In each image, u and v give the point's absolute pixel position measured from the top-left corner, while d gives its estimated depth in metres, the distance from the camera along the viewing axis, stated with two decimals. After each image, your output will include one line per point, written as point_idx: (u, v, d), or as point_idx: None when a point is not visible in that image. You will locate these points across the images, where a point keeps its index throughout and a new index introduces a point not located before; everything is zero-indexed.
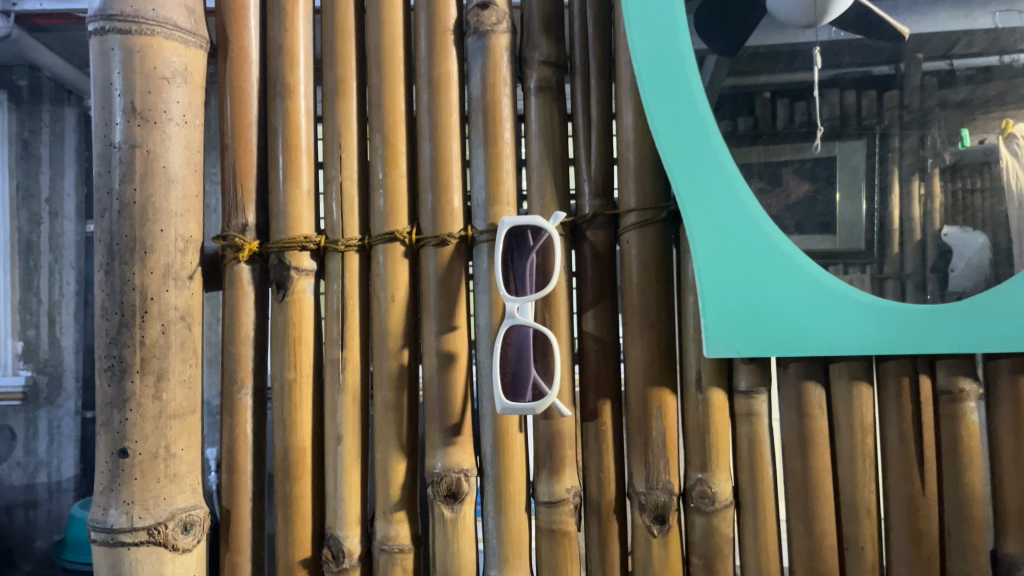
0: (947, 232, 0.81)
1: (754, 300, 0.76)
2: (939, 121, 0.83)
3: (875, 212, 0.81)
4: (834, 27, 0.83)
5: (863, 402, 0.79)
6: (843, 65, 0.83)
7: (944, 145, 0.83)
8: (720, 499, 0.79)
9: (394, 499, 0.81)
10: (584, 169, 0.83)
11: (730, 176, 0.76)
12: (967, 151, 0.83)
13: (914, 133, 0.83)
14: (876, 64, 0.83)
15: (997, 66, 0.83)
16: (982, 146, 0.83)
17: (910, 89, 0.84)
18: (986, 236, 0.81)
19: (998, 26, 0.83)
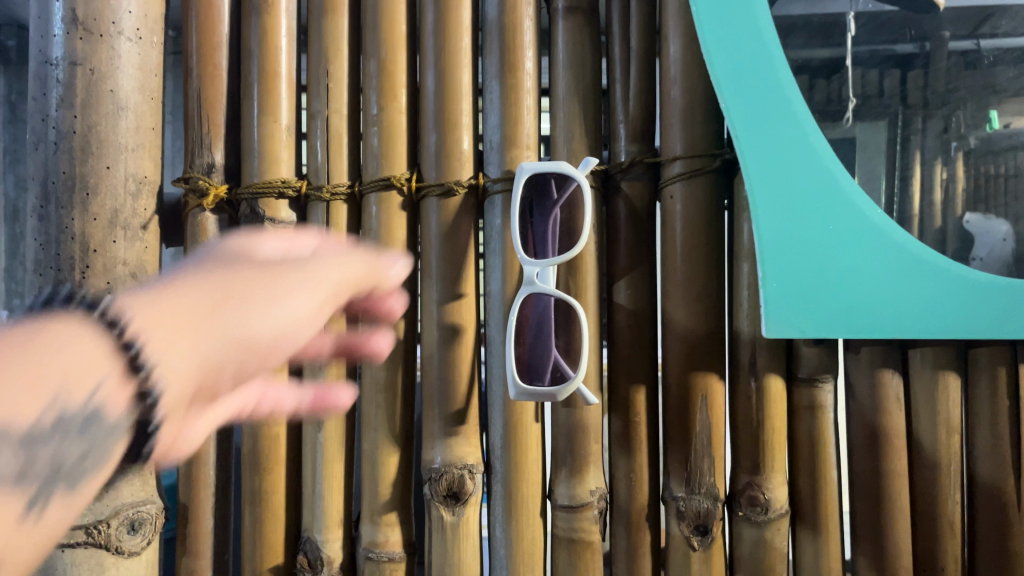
0: (968, 220, 0.67)
1: (825, 273, 0.62)
2: (965, 102, 0.70)
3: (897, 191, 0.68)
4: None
5: (948, 395, 0.66)
6: (866, 41, 0.71)
7: (969, 128, 0.70)
8: (774, 508, 0.66)
9: (383, 499, 0.67)
10: (620, 109, 0.69)
11: (800, 120, 0.62)
12: (991, 136, 0.68)
13: (937, 116, 0.71)
14: (899, 41, 0.71)
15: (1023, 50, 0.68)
16: (1005, 131, 0.68)
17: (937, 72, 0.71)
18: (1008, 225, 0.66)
19: None
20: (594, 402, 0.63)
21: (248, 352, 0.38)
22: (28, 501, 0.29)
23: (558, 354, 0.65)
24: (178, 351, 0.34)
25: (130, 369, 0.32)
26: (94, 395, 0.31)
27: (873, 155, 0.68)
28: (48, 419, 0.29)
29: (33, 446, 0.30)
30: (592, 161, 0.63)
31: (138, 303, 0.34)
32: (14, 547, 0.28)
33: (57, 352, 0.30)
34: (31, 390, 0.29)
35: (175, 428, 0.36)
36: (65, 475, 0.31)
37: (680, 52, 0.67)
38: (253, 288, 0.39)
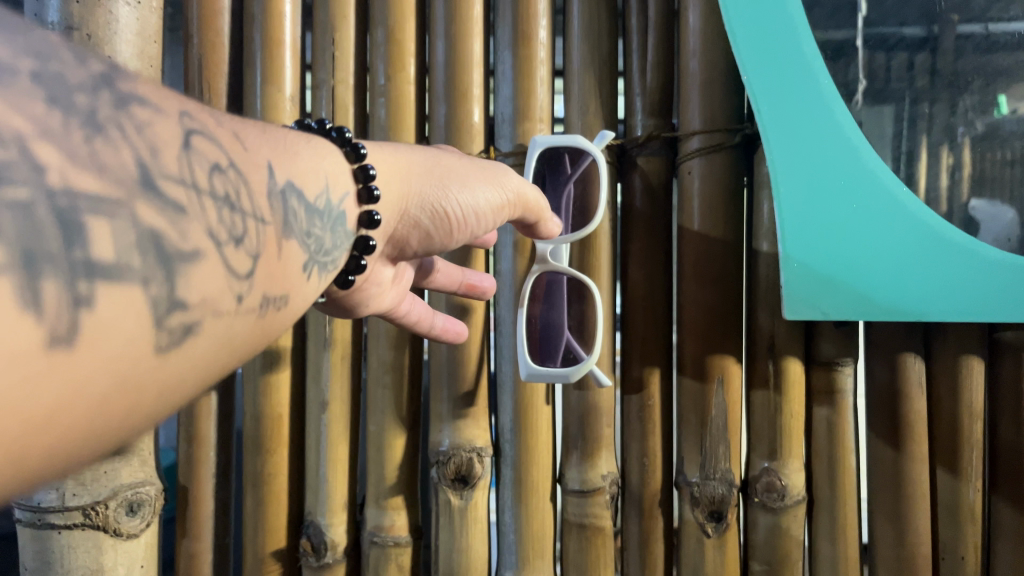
0: (974, 205, 0.64)
1: (848, 252, 0.61)
2: (971, 85, 0.64)
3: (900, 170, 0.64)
4: None
5: (972, 380, 0.64)
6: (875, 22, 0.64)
7: (977, 115, 0.64)
8: (791, 495, 0.64)
9: (388, 482, 0.65)
10: (637, 82, 0.67)
11: (824, 94, 0.59)
12: (1000, 122, 0.63)
13: (944, 102, 0.65)
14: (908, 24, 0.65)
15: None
16: (1014, 117, 0.63)
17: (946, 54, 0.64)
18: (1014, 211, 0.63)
19: None
20: (606, 384, 0.61)
21: (473, 210, 0.51)
22: (305, 262, 0.38)
23: (570, 334, 0.63)
24: (394, 181, 0.49)
25: (358, 191, 0.45)
26: (328, 193, 0.41)
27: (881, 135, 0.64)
28: (320, 202, 0.40)
29: (312, 216, 0.39)
30: (607, 135, 0.61)
31: (383, 157, 0.49)
32: (293, 297, 0.37)
33: (324, 162, 0.42)
34: (303, 178, 0.39)
35: (409, 220, 0.51)
36: (330, 264, 0.42)
37: (700, 22, 0.65)
38: (458, 169, 0.52)
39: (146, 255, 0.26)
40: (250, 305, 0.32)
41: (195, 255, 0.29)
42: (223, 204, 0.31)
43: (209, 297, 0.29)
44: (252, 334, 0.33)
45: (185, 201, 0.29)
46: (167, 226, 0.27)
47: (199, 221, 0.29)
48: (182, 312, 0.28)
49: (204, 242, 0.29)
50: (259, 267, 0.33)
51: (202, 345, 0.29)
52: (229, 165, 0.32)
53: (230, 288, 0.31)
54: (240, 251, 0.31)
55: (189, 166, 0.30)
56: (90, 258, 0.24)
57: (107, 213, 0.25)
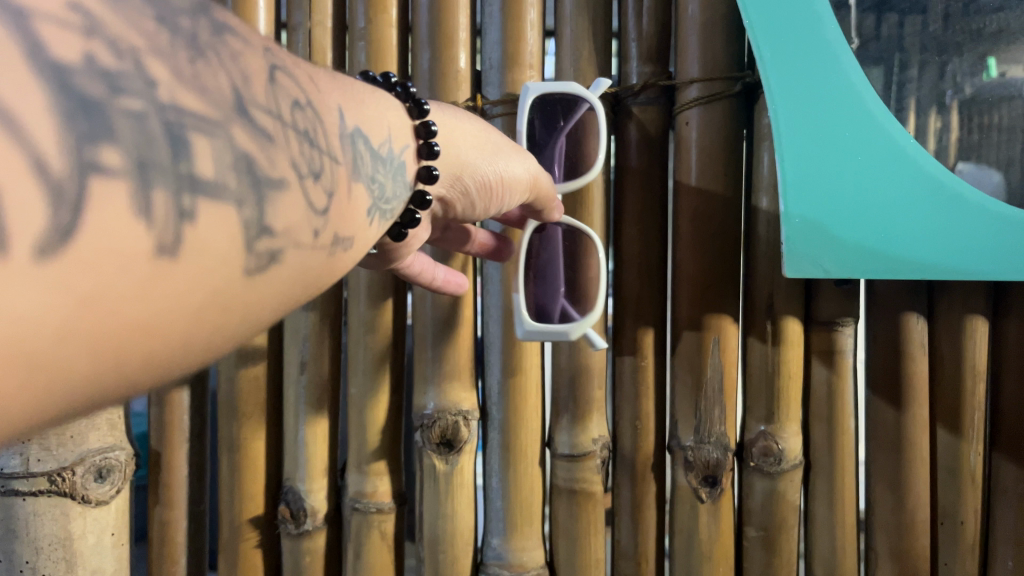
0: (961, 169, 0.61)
1: (853, 210, 0.58)
2: (962, 47, 0.61)
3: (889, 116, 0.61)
4: None
5: (976, 341, 0.62)
6: None
7: (967, 75, 0.61)
8: (788, 459, 0.62)
9: (371, 448, 0.63)
10: (632, 27, 0.63)
11: (829, 40, 0.56)
12: (986, 86, 0.60)
13: (933, 61, 0.61)
14: None
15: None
16: (1001, 81, 0.60)
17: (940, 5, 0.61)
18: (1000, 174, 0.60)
19: None
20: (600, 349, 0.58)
21: (514, 184, 0.48)
22: (370, 207, 0.36)
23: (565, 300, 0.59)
24: (450, 145, 0.45)
25: (419, 147, 0.42)
26: (390, 143, 0.39)
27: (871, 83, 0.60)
28: (383, 150, 0.38)
29: (378, 161, 0.37)
30: (602, 84, 0.58)
31: (440, 118, 0.45)
32: (361, 243, 0.36)
33: (385, 111, 0.40)
34: (369, 124, 0.37)
35: (459, 188, 0.46)
36: (391, 213, 0.39)
37: None
38: (501, 142, 0.49)
39: (240, 177, 0.27)
40: (325, 241, 0.32)
41: (281, 183, 0.28)
42: (303, 140, 0.30)
43: (291, 227, 0.29)
44: (328, 275, 0.33)
45: (270, 129, 0.28)
46: (256, 151, 0.27)
47: (284, 151, 0.29)
48: (269, 237, 0.28)
49: (287, 173, 0.29)
50: (336, 204, 0.32)
51: (287, 273, 0.29)
52: (308, 104, 0.32)
53: (309, 222, 0.30)
54: (317, 186, 0.31)
55: (274, 99, 0.29)
56: (194, 171, 0.25)
57: (209, 132, 0.26)
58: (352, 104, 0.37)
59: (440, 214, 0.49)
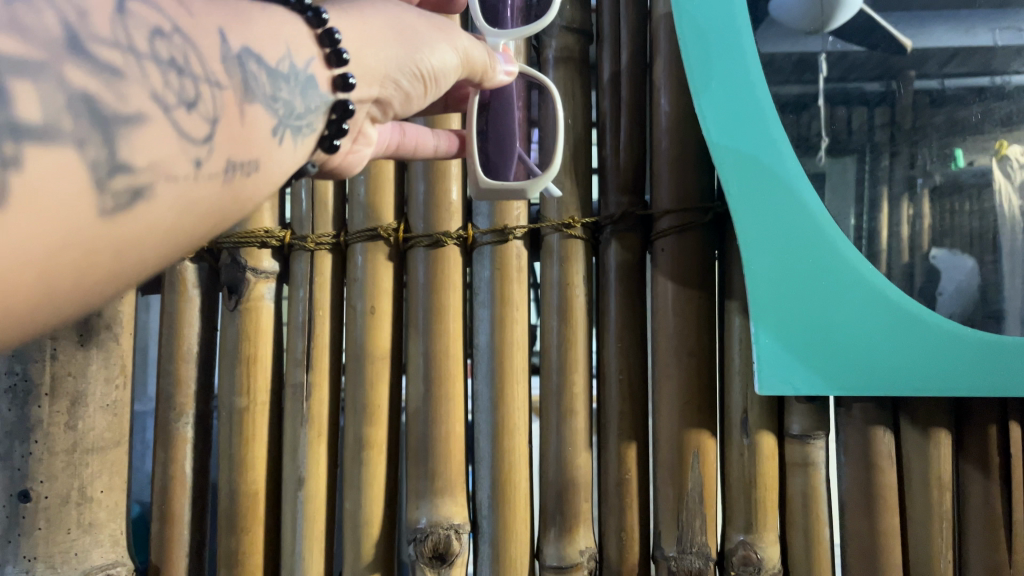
0: (935, 256, 0.66)
1: (819, 328, 0.62)
2: (930, 139, 0.67)
3: (865, 227, 0.65)
4: (832, 36, 0.66)
5: (942, 453, 0.65)
6: (849, 79, 0.67)
7: (935, 164, 0.67)
8: (767, 568, 0.65)
9: (366, 560, 0.65)
10: (610, 160, 0.69)
11: (789, 172, 0.62)
12: (958, 173, 0.67)
13: (904, 154, 0.68)
14: (867, 80, 0.67)
15: (987, 88, 0.67)
16: (971, 168, 0.67)
17: (902, 109, 0.67)
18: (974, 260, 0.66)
19: (998, 45, 0.67)
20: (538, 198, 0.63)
21: (442, 71, 0.48)
22: (275, 127, 0.37)
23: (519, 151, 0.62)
24: (364, 51, 0.43)
25: (326, 56, 0.40)
26: (290, 58, 0.38)
27: (839, 197, 0.65)
28: (282, 67, 0.37)
29: (275, 82, 0.37)
30: None
31: (346, 24, 0.43)
32: (266, 166, 0.37)
33: (280, 27, 0.38)
34: (258, 43, 0.36)
35: (389, 86, 0.46)
36: (304, 129, 0.40)
37: (671, 104, 0.67)
38: (421, 27, 0.47)
39: (78, 118, 0.27)
40: (212, 169, 0.33)
41: (137, 118, 0.29)
42: (168, 69, 0.31)
43: (159, 160, 0.30)
44: (227, 201, 0.35)
45: (117, 64, 0.29)
46: (100, 87, 0.28)
47: (139, 86, 0.29)
48: (126, 175, 0.29)
49: (146, 106, 0.29)
50: (219, 133, 0.33)
51: (161, 208, 0.30)
52: (173, 31, 0.31)
53: (186, 152, 0.31)
54: (192, 117, 0.32)
55: (122, 31, 0.29)
56: (16, 119, 0.25)
57: (33, 77, 0.26)
58: (234, 25, 0.35)
59: (376, 119, 0.49)
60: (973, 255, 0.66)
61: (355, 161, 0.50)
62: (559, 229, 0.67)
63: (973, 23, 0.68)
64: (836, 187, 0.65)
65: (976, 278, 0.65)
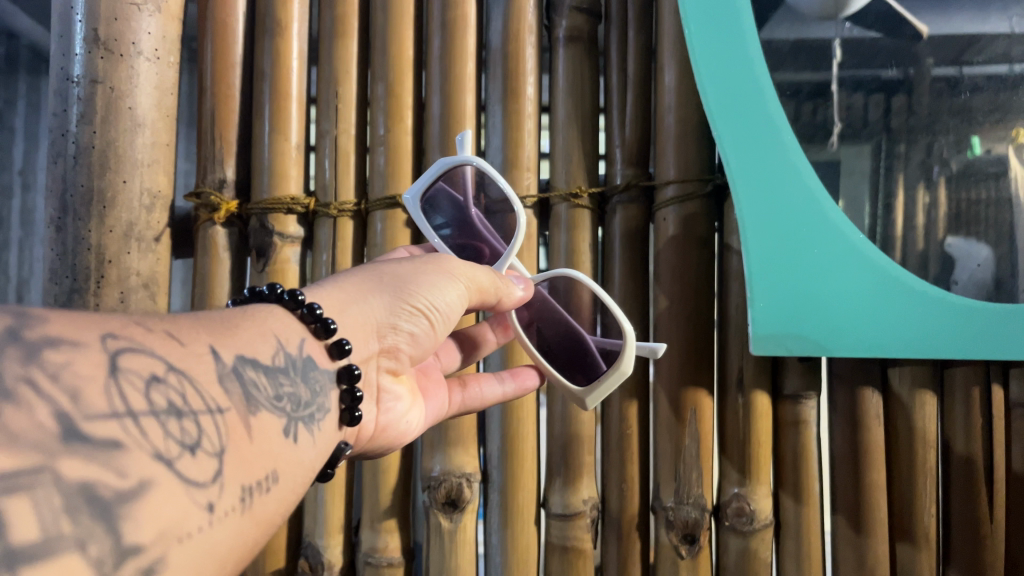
0: (950, 244, 0.69)
1: (812, 296, 0.65)
2: (948, 126, 0.70)
3: (880, 219, 0.69)
4: (847, 22, 0.69)
5: (926, 412, 0.69)
6: (864, 66, 0.70)
7: (951, 152, 0.70)
8: (759, 519, 0.69)
9: (383, 506, 0.70)
10: (617, 132, 0.74)
11: (785, 147, 0.65)
12: (974, 161, 0.69)
13: (921, 141, 0.70)
14: (883, 68, 0.70)
15: (1007, 76, 0.69)
16: (988, 156, 0.69)
17: (919, 96, 0.70)
18: (989, 249, 0.69)
19: (1015, 32, 0.69)
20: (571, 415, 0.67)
21: (441, 302, 0.53)
22: (285, 426, 0.41)
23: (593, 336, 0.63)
24: (354, 304, 0.50)
25: (314, 331, 0.46)
26: (284, 349, 0.43)
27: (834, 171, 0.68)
28: (279, 360, 0.42)
29: (275, 378, 0.41)
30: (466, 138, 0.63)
31: (336, 295, 0.50)
32: (282, 467, 0.40)
33: (269, 322, 0.44)
34: (250, 348, 0.41)
35: (388, 338, 0.53)
36: (316, 411, 0.44)
37: (675, 81, 0.71)
38: (410, 271, 0.53)
39: (78, 516, 0.27)
40: (225, 508, 0.34)
41: (139, 487, 0.29)
42: (167, 416, 0.32)
43: (167, 525, 0.30)
44: (247, 527, 0.36)
45: (116, 435, 0.30)
46: (99, 472, 0.28)
47: (139, 453, 0.30)
48: (136, 556, 0.28)
49: (149, 469, 0.30)
50: (225, 463, 0.35)
51: (174, 572, 0.30)
52: (168, 371, 0.34)
53: (195, 501, 0.32)
54: (197, 459, 0.33)
55: (118, 396, 0.31)
56: (11, 545, 0.25)
57: (27, 488, 0.26)
58: (222, 340, 0.40)
59: (400, 366, 0.56)
60: (990, 244, 0.69)
61: (393, 420, 0.57)
62: (567, 198, 0.72)
63: (992, 12, 0.70)
64: (852, 172, 0.69)
65: (991, 269, 0.68)
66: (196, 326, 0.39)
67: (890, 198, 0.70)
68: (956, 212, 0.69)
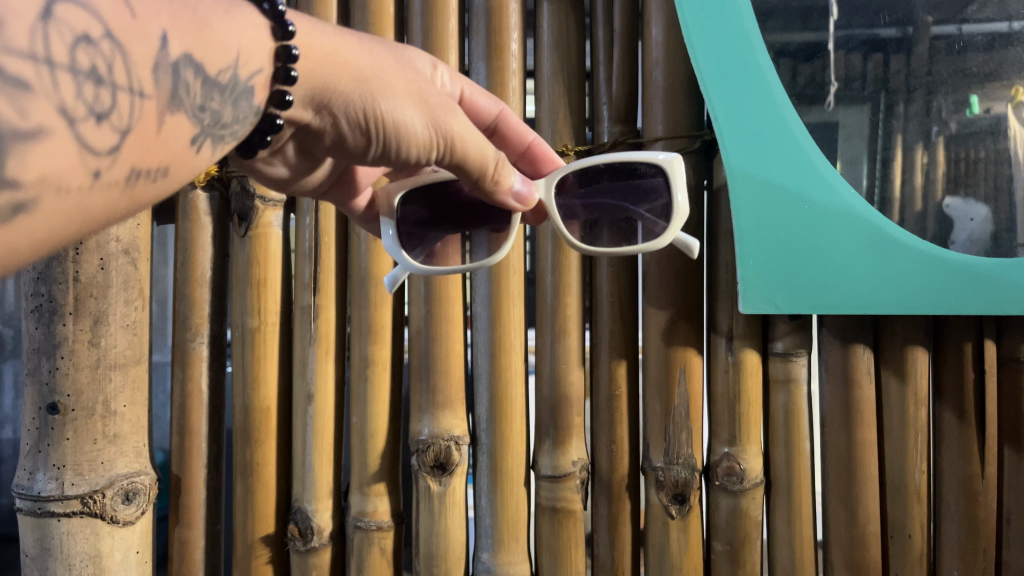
0: (949, 204, 0.67)
1: (800, 249, 0.64)
2: (946, 84, 0.68)
3: (878, 177, 0.68)
4: None
5: (917, 370, 0.68)
6: (859, 25, 0.68)
7: (950, 112, 0.68)
8: (750, 478, 0.68)
9: (372, 470, 0.69)
10: (604, 89, 0.72)
11: (774, 98, 0.63)
12: (973, 120, 0.67)
13: (916, 98, 0.68)
14: (881, 26, 0.68)
15: (1007, 34, 0.67)
16: (987, 116, 0.67)
17: (918, 57, 0.68)
18: (988, 208, 0.67)
19: None
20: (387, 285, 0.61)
21: (400, 130, 0.46)
22: (197, 135, 0.38)
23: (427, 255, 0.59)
24: (316, 71, 0.43)
25: (274, 70, 0.41)
26: (237, 68, 0.39)
27: (825, 128, 0.67)
28: (223, 78, 0.38)
29: (212, 90, 0.38)
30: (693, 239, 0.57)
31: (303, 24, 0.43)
32: (175, 169, 0.38)
33: (237, 33, 0.39)
34: (209, 52, 0.37)
35: (328, 117, 0.45)
36: (229, 136, 0.41)
37: (662, 35, 0.69)
38: (392, 78, 0.46)
39: None
40: (109, 181, 0.33)
41: (36, 133, 0.29)
42: (85, 79, 0.31)
43: (50, 173, 0.30)
44: (122, 204, 0.35)
45: (25, 75, 0.28)
46: (2, 105, 0.27)
47: (43, 99, 0.29)
48: (11, 191, 0.28)
49: (49, 118, 0.30)
50: (127, 142, 0.34)
51: (43, 218, 0.30)
52: (105, 36, 0.32)
53: (82, 163, 0.32)
54: (100, 129, 0.32)
55: (42, 38, 0.29)
56: None
57: None
58: (181, 24, 0.35)
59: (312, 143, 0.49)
60: (988, 204, 0.67)
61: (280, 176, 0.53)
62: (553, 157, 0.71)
63: None
64: (849, 134, 0.68)
65: (989, 226, 0.67)
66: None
67: (885, 157, 0.68)
68: (953, 164, 0.68)
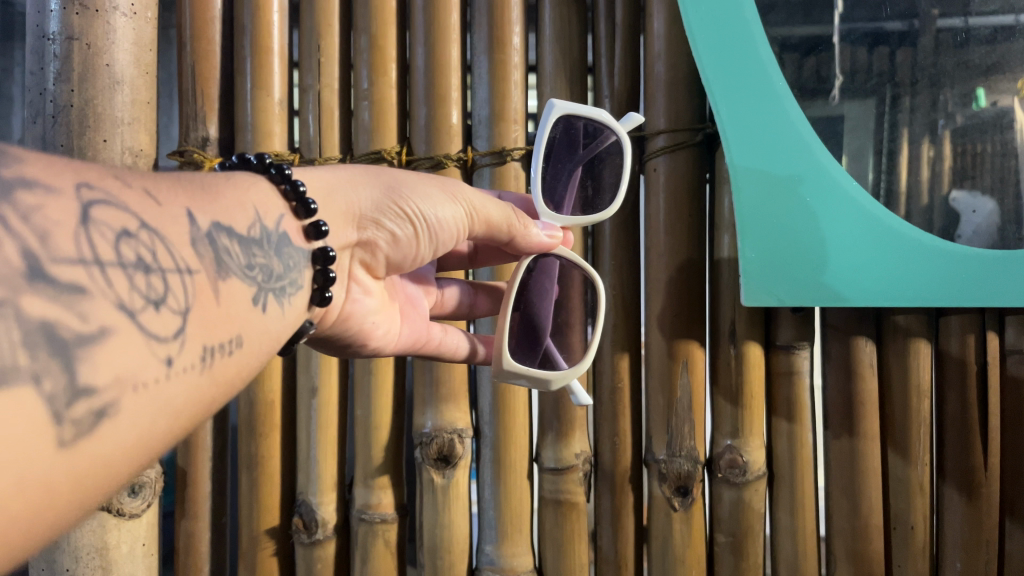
0: (955, 197, 0.67)
1: (805, 246, 0.64)
2: (951, 77, 0.67)
3: (883, 168, 0.68)
4: None
5: (920, 362, 0.68)
6: (864, 17, 0.68)
7: (956, 105, 0.68)
8: (753, 470, 0.68)
9: (376, 463, 0.70)
10: (605, 82, 0.72)
11: (777, 94, 0.63)
12: (979, 113, 0.67)
13: (919, 91, 0.68)
14: (885, 19, 0.68)
15: (1012, 27, 0.66)
16: (993, 108, 0.67)
17: (922, 50, 0.67)
18: (994, 202, 0.67)
19: None
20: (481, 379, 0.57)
21: (435, 212, 0.48)
22: (255, 294, 0.39)
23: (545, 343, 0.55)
24: (335, 196, 0.46)
25: (294, 209, 0.43)
26: (261, 221, 0.40)
27: (828, 121, 0.67)
28: (254, 232, 0.39)
29: (249, 248, 0.39)
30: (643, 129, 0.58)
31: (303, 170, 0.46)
32: (247, 333, 0.38)
33: (248, 194, 0.41)
34: (226, 215, 0.38)
35: (372, 229, 0.48)
36: (288, 287, 0.42)
37: (663, 28, 0.69)
38: (409, 177, 0.49)
39: (36, 352, 0.26)
40: (188, 362, 0.33)
41: (101, 333, 0.28)
42: (136, 271, 0.31)
43: (125, 372, 0.29)
44: (207, 386, 0.34)
45: (81, 281, 0.28)
46: (61, 313, 0.27)
47: (103, 299, 0.29)
48: (89, 398, 0.27)
49: (111, 316, 0.29)
50: (190, 321, 0.33)
51: (130, 416, 0.29)
52: (140, 227, 0.32)
53: (155, 353, 0.31)
54: (162, 314, 0.31)
55: (87, 243, 0.29)
56: None
57: None
58: (197, 201, 0.37)
59: (370, 262, 0.50)
60: (994, 197, 0.67)
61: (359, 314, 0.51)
62: None
63: None
64: (853, 127, 0.68)
65: (994, 219, 0.67)
66: (169, 186, 0.36)
67: (888, 149, 0.68)
68: (956, 157, 0.68)
